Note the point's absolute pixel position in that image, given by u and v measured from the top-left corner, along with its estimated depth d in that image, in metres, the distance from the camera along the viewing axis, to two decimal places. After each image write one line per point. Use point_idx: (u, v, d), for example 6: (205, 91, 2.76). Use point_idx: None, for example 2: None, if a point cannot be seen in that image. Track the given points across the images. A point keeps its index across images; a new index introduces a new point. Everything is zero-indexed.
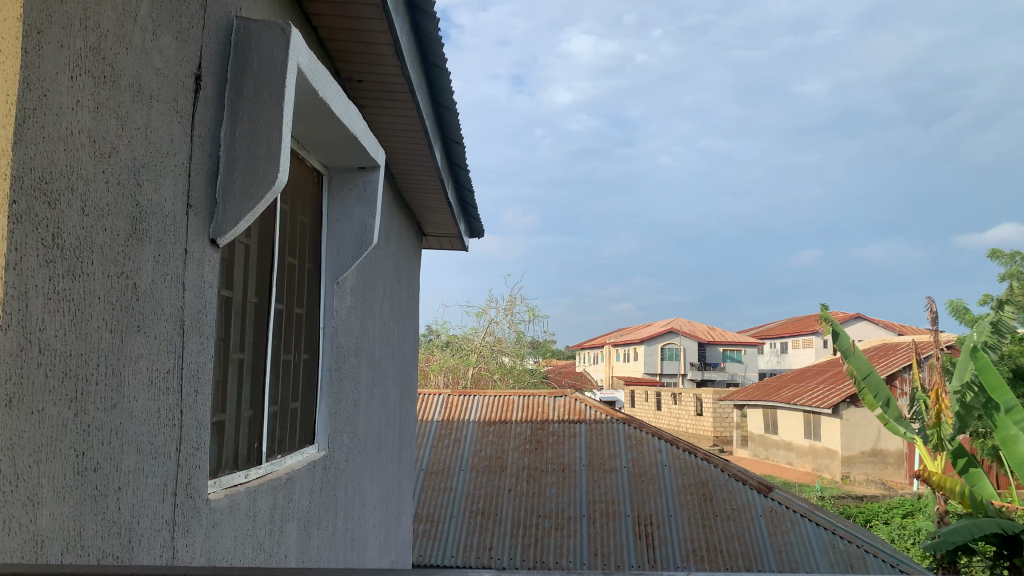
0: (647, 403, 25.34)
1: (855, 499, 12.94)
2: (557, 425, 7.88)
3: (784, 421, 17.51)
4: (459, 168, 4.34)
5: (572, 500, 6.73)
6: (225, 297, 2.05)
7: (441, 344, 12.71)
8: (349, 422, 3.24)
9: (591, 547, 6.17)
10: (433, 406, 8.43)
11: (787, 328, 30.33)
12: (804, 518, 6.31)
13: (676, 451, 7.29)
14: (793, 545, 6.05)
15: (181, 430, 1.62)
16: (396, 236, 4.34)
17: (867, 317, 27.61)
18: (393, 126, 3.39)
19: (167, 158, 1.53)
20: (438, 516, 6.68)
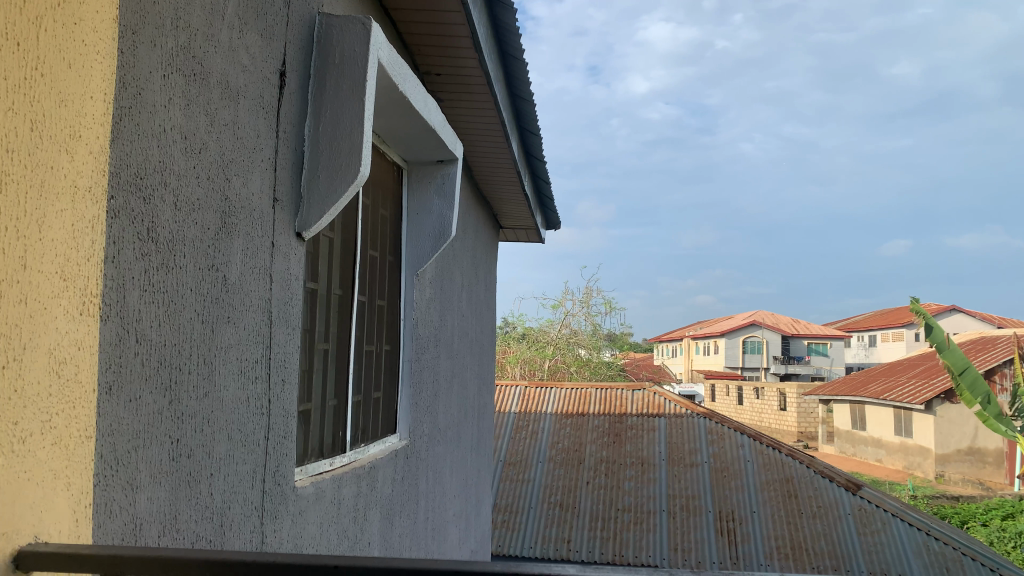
0: (727, 397, 24.85)
1: (950, 500, 12.37)
2: (635, 418, 7.80)
3: (873, 417, 16.89)
4: (536, 159, 4.33)
5: (652, 495, 6.65)
6: (310, 289, 2.10)
7: (517, 336, 12.76)
8: (429, 412, 3.27)
9: (670, 542, 6.08)
10: (510, 397, 8.47)
11: (877, 320, 29.24)
12: (895, 517, 6.07)
13: (759, 446, 7.12)
14: (885, 545, 5.82)
15: (269, 419, 1.66)
16: (473, 229, 4.36)
17: (963, 309, 26.35)
18: (470, 118, 3.40)
19: (253, 153, 1.57)
20: (517, 506, 6.71)
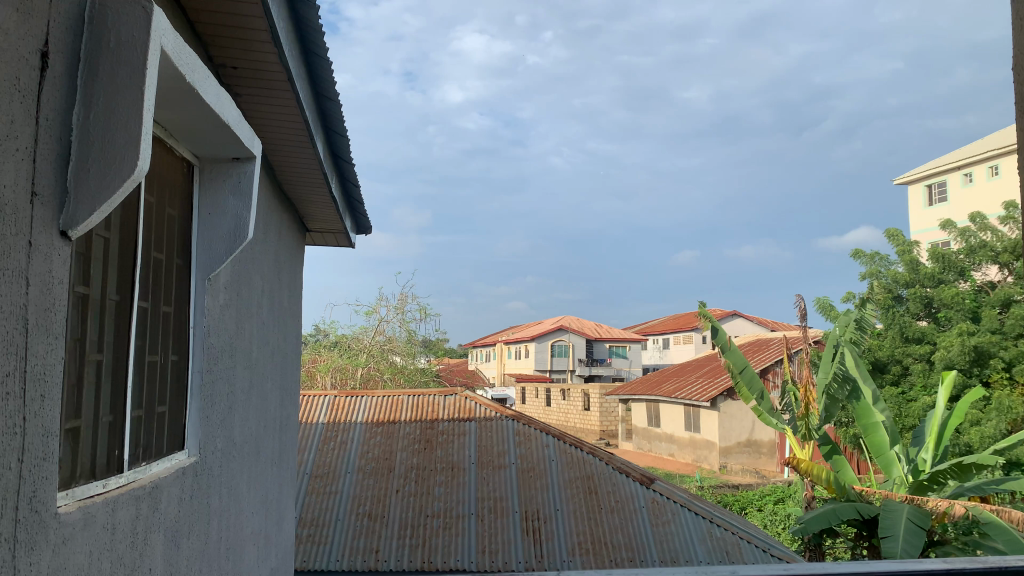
0: (537, 399, 25.64)
1: (732, 488, 13.54)
2: (446, 424, 7.85)
3: (667, 414, 18.13)
4: (344, 162, 4.24)
5: (461, 499, 6.70)
6: (80, 294, 1.91)
7: (329, 344, 12.42)
8: (223, 426, 3.09)
9: (478, 545, 6.16)
10: (319, 406, 8.23)
11: (671, 325, 31.45)
12: (683, 508, 6.55)
13: (563, 446, 7.40)
14: (673, 535, 6.25)
15: (23, 439, 1.48)
16: (275, 231, 4.18)
17: (743, 315, 29.00)
18: (271, 116, 3.26)
19: (5, 141, 1.39)
20: (323, 519, 6.50)
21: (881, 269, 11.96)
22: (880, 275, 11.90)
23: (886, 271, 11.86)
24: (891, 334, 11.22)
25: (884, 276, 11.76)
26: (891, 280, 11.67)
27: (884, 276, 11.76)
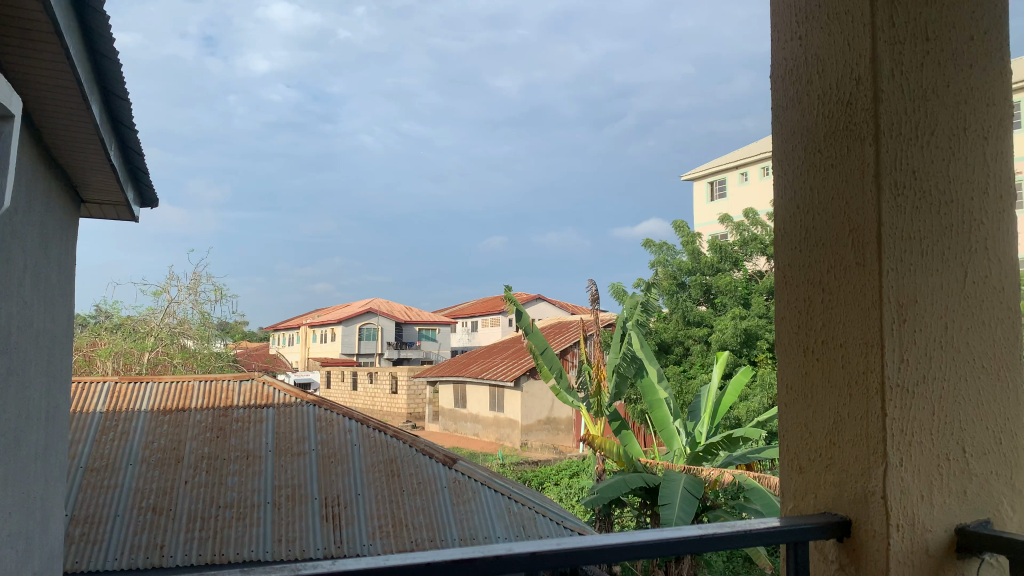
0: (342, 383, 25.13)
1: (531, 464, 14.06)
2: (242, 410, 7.48)
3: (472, 395, 18.46)
4: (125, 128, 3.88)
5: (256, 488, 6.42)
6: None
7: (111, 327, 11.36)
8: None
9: (274, 534, 5.95)
10: (96, 394, 7.53)
11: (478, 308, 32.03)
12: (482, 486, 6.73)
13: (366, 430, 7.31)
14: (473, 513, 6.40)
15: None
16: (43, 201, 3.76)
17: (547, 298, 30.12)
18: (38, 72, 2.91)
19: None
20: (100, 516, 5.96)
21: (668, 258, 12.92)
22: (667, 263, 12.83)
23: (672, 260, 12.81)
24: (676, 317, 12.12)
25: (670, 264, 12.69)
26: (675, 268, 12.64)
27: (670, 264, 12.69)
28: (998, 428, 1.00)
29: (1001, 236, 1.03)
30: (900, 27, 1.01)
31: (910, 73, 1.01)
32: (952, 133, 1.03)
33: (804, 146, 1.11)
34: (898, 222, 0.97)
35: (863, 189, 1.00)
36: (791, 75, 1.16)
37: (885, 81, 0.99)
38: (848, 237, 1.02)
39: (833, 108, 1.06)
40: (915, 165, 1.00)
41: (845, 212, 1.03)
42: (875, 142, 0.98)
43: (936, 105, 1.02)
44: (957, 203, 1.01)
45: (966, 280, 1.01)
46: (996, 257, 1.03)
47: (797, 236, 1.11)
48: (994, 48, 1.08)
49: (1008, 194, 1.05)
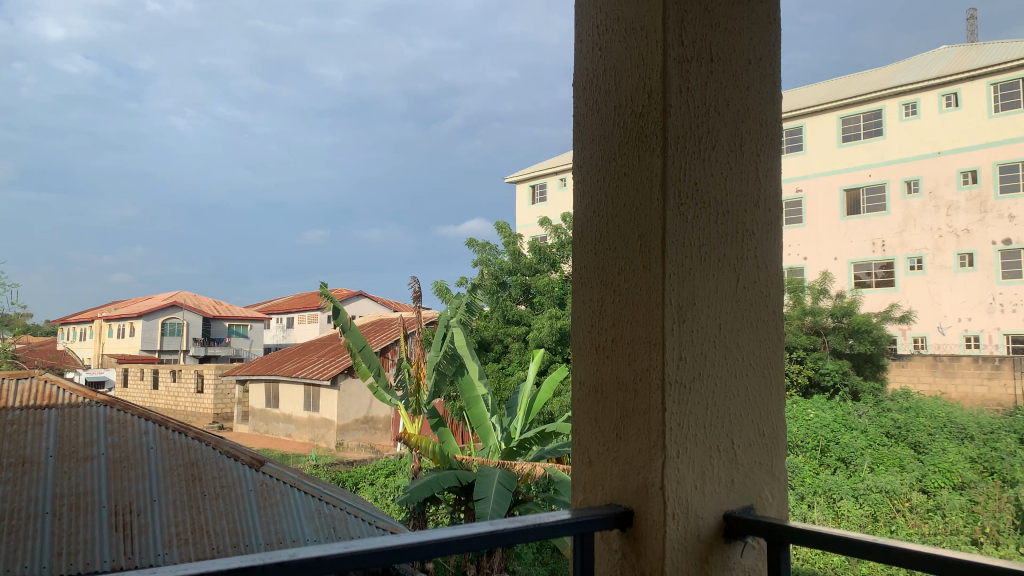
0: (140, 382, 23.33)
1: (346, 465, 13.76)
2: (18, 412, 6.63)
3: (285, 394, 17.79)
4: None
5: (33, 497, 5.76)
6: None
7: None
8: None
9: (54, 547, 5.40)
10: None
11: (295, 303, 30.94)
12: (292, 488, 6.50)
13: (164, 432, 6.79)
14: (281, 516, 6.17)
15: None
16: None
17: (368, 295, 29.64)
18: None
19: None
20: None
21: (491, 257, 13.20)
22: (489, 262, 13.09)
23: (495, 260, 13.09)
24: (496, 316, 12.37)
25: (493, 263, 12.97)
26: (498, 268, 12.89)
27: (492, 264, 12.96)
28: (762, 422, 1.09)
29: (768, 246, 1.13)
30: (688, 46, 1.08)
31: (696, 91, 1.08)
32: (730, 149, 1.11)
33: (602, 153, 1.16)
34: (680, 229, 1.04)
35: (652, 197, 1.05)
36: (590, 85, 1.20)
37: (673, 95, 1.05)
38: (637, 242, 1.07)
39: (627, 119, 1.12)
40: (697, 177, 1.07)
41: (634, 217, 1.08)
42: (663, 153, 1.04)
43: (717, 122, 1.10)
44: (732, 214, 1.10)
45: (739, 284, 1.09)
46: (763, 265, 1.13)
47: (593, 241, 1.16)
48: (768, 74, 1.18)
49: (774, 208, 1.16)
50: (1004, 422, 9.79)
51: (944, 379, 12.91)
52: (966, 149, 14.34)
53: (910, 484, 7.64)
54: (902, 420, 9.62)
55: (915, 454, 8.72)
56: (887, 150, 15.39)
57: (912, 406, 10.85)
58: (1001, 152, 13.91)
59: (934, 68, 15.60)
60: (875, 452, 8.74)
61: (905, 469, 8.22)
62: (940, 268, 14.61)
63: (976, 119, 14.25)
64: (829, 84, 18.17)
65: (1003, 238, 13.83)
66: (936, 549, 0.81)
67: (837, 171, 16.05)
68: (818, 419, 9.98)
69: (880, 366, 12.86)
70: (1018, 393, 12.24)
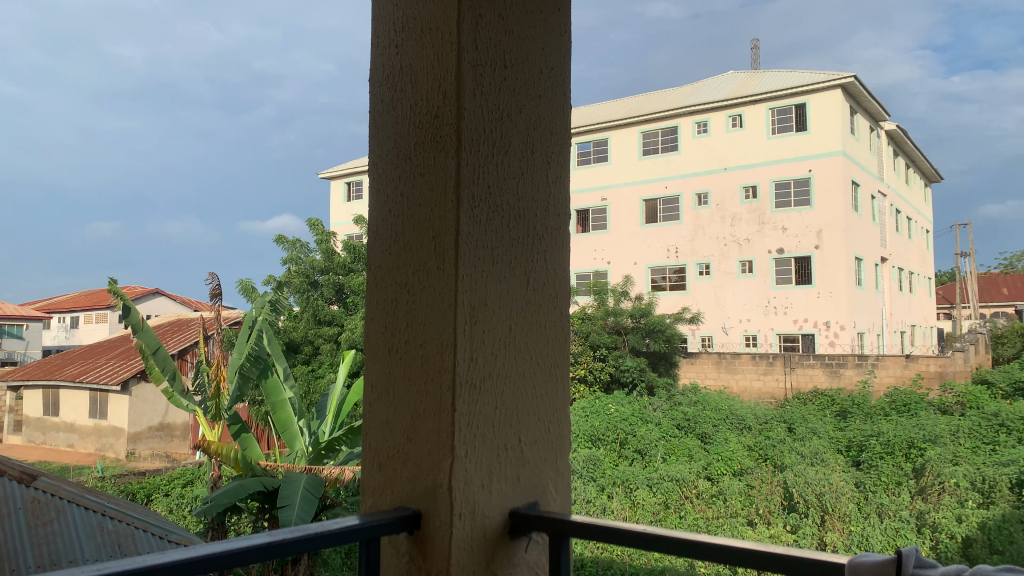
0: None
1: (137, 476, 12.74)
2: None
3: (66, 401, 16.14)
4: None
5: None
6: None
7: None
8: None
9: None
10: None
11: (80, 301, 28.15)
12: (69, 504, 5.89)
13: None
14: (56, 536, 5.57)
15: None
16: None
17: (166, 293, 27.58)
18: None
19: None
20: None
21: (301, 255, 12.71)
22: (299, 261, 12.59)
23: (305, 258, 12.61)
24: (306, 316, 11.94)
25: (303, 261, 12.51)
26: (308, 267, 12.45)
27: (303, 262, 12.51)
28: (548, 420, 1.13)
29: (555, 250, 1.18)
30: (482, 51, 1.09)
31: (489, 96, 1.10)
32: (522, 155, 1.14)
33: (396, 153, 1.15)
34: (474, 232, 1.05)
35: (445, 200, 1.05)
36: (387, 81, 1.19)
37: (467, 98, 1.06)
38: (431, 243, 1.07)
39: (422, 120, 1.11)
40: (489, 180, 1.08)
41: (428, 219, 1.08)
42: (455, 155, 1.05)
43: (510, 127, 1.12)
44: (523, 218, 1.13)
45: (528, 286, 1.12)
46: (552, 269, 1.17)
47: (387, 243, 1.15)
48: (558, 84, 1.22)
49: (563, 214, 1.20)
50: (775, 413, 10.88)
51: (726, 374, 14.13)
52: (748, 166, 15.77)
53: (697, 472, 8.28)
54: (691, 413, 10.44)
55: (702, 444, 9.46)
56: (681, 164, 16.60)
57: (699, 399, 11.81)
58: (777, 170, 15.42)
59: (722, 90, 17.02)
60: (667, 444, 9.37)
61: (693, 458, 8.90)
62: (725, 273, 15.99)
63: (757, 139, 15.71)
64: (632, 99, 19.31)
65: (777, 248, 15.33)
66: (709, 538, 0.89)
67: (638, 181, 17.10)
68: (617, 413, 10.58)
69: (672, 362, 13.87)
70: (788, 385, 13.61)
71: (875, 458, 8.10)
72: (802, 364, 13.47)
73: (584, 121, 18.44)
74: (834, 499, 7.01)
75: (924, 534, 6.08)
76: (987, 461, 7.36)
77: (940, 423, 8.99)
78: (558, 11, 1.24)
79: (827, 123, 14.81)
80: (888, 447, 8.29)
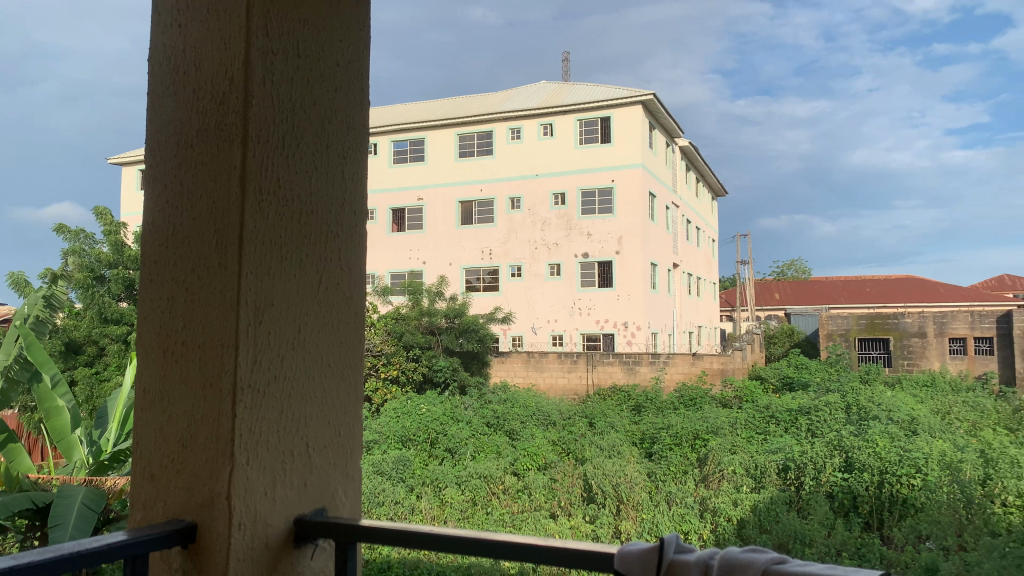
0: None
1: None
2: None
3: None
4: None
5: None
6: None
7: None
8: None
9: None
10: None
11: None
12: None
13: None
14: None
15: None
16: None
17: None
18: None
19: None
20: None
21: (85, 247, 11.42)
22: (83, 254, 11.31)
23: (90, 251, 11.38)
24: (90, 315, 10.91)
25: (87, 255, 11.26)
26: (94, 260, 11.25)
27: (87, 256, 11.25)
28: (338, 424, 1.10)
29: (350, 249, 1.15)
30: (272, 40, 1.04)
31: (280, 86, 1.05)
32: (315, 149, 1.10)
33: (176, 142, 1.07)
34: (259, 227, 1.00)
35: (229, 190, 1.00)
36: (167, 62, 1.10)
37: (256, 88, 1.01)
38: (213, 238, 1.01)
39: (205, 106, 1.04)
40: (279, 175, 1.04)
41: (210, 213, 1.01)
42: (242, 146, 0.99)
43: (303, 120, 1.08)
44: (315, 215, 1.09)
45: (319, 285, 1.09)
46: (346, 270, 1.14)
47: (164, 236, 1.06)
48: (355, 79, 1.19)
49: (357, 214, 1.18)
50: (578, 409, 11.38)
51: (534, 372, 14.55)
52: (557, 173, 16.40)
53: (504, 468, 8.48)
54: (500, 411, 10.68)
55: (509, 441, 9.69)
56: (495, 168, 16.95)
57: (508, 398, 12.10)
58: (583, 178, 16.19)
59: (534, 99, 17.58)
60: (476, 442, 9.50)
61: (501, 455, 9.07)
62: (534, 275, 16.51)
63: (566, 148, 16.39)
64: (447, 102, 19.45)
65: (583, 252, 16.06)
66: (499, 535, 0.94)
67: (453, 183, 17.24)
68: (428, 414, 10.59)
69: (483, 361, 14.19)
70: (590, 382, 14.26)
71: (664, 449, 8.71)
72: (602, 361, 14.20)
73: (400, 120, 18.29)
74: (628, 489, 7.41)
75: (705, 518, 6.57)
76: (759, 449, 8.12)
77: (721, 416, 9.83)
78: (356, 6, 1.21)
79: (629, 137, 15.74)
80: (676, 439, 8.92)
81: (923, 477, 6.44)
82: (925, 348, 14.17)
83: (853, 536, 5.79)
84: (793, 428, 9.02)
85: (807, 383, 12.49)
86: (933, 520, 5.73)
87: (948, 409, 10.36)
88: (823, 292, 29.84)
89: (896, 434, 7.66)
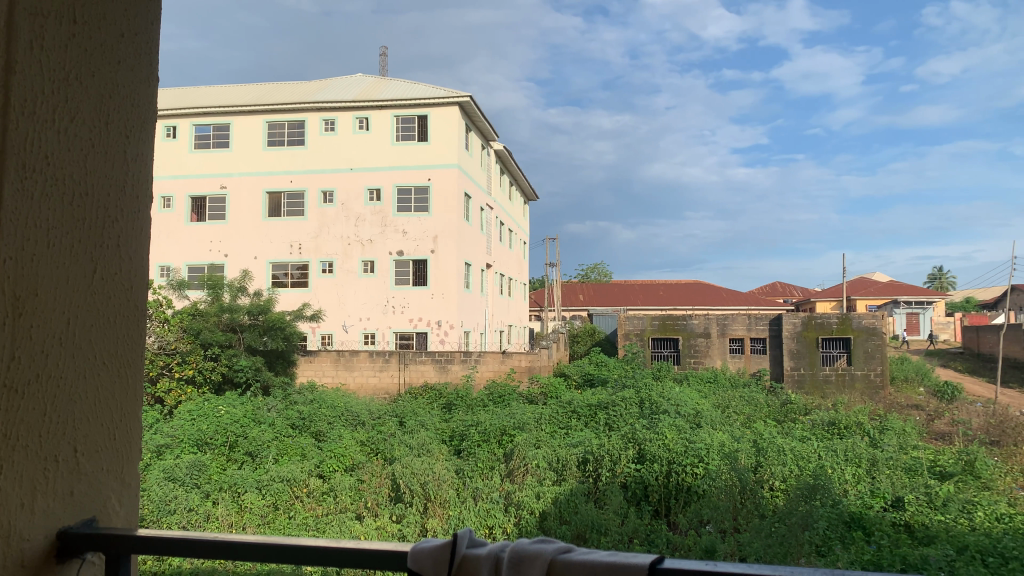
0: None
1: None
2: None
3: None
4: None
5: None
6: None
7: None
8: None
9: None
10: None
11: None
12: None
13: None
14: None
15: None
16: None
17: None
18: None
19: None
20: None
21: None
22: None
23: None
24: None
25: None
26: None
27: None
28: (112, 424, 1.07)
29: (128, 236, 1.11)
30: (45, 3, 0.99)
31: (53, 54, 1.00)
32: (93, 126, 1.05)
33: None
34: (22, 206, 0.94)
35: None
36: None
37: (22, 54, 0.96)
38: None
39: None
40: (47, 150, 0.98)
41: None
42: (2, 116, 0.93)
43: (79, 93, 1.03)
44: (92, 197, 1.04)
45: (93, 275, 1.04)
46: (125, 258, 1.10)
47: None
48: (143, 54, 1.16)
49: (138, 196, 1.14)
50: (388, 408, 11.27)
51: (343, 372, 14.23)
52: (372, 168, 16.17)
53: (309, 471, 8.21)
54: (305, 413, 10.34)
55: (315, 442, 9.40)
56: (306, 159, 16.38)
57: (315, 398, 11.75)
58: (399, 175, 16.09)
59: (349, 91, 17.19)
60: (278, 444, 9.12)
61: (306, 457, 8.78)
62: (346, 272, 16.19)
63: (381, 143, 16.19)
64: (256, 87, 18.53)
65: (397, 250, 15.96)
66: (290, 538, 0.95)
67: (261, 172, 16.47)
68: (227, 416, 10.06)
69: (289, 360, 13.83)
70: (401, 381, 14.15)
71: (473, 446, 8.81)
72: (415, 360, 14.16)
73: (204, 103, 17.16)
74: (435, 487, 7.43)
75: (509, 512, 6.72)
76: (561, 443, 8.48)
77: (527, 412, 10.12)
78: None
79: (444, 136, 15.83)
80: (483, 435, 9.06)
81: (704, 467, 6.99)
82: (709, 347, 15.39)
83: (643, 523, 6.20)
84: (593, 423, 9.50)
85: (605, 380, 13.20)
86: (713, 505, 6.18)
87: (727, 403, 11.35)
88: (623, 295, 31.66)
89: (683, 427, 8.29)
